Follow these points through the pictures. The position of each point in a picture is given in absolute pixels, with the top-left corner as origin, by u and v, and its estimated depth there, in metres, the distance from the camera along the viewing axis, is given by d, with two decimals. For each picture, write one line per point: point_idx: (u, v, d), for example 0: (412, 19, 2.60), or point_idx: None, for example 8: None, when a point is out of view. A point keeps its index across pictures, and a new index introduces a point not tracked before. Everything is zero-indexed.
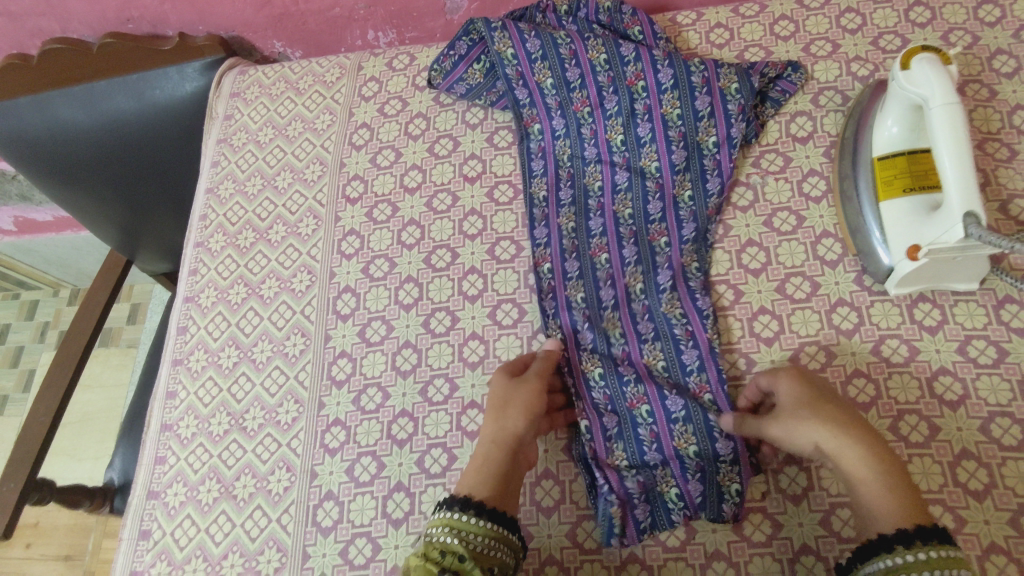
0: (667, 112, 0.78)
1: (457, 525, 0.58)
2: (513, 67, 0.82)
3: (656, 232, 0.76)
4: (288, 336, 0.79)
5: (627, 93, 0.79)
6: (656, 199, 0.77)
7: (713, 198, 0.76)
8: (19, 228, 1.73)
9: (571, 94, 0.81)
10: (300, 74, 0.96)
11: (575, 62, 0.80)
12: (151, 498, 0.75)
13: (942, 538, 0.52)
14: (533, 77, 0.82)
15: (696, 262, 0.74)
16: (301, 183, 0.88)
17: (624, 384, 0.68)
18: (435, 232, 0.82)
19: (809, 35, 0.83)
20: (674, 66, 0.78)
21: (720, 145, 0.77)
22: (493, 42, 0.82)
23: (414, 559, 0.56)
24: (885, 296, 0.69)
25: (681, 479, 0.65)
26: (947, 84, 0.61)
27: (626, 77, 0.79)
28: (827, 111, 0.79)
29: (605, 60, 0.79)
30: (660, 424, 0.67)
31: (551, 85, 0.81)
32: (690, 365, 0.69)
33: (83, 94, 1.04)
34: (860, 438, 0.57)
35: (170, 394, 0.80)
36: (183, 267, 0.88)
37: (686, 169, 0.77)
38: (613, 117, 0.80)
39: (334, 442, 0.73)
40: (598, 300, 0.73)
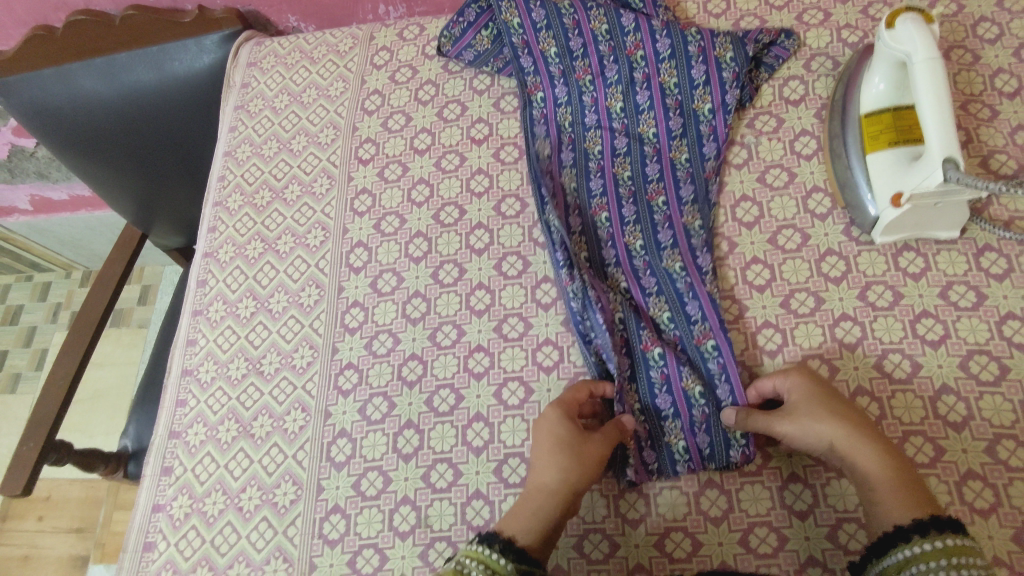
0: (665, 81, 0.82)
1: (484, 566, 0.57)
2: (519, 35, 0.86)
3: (654, 192, 0.79)
4: (303, 288, 0.83)
5: (627, 62, 0.83)
6: (653, 162, 0.80)
7: (710, 161, 0.80)
8: (35, 208, 1.76)
9: (574, 63, 0.84)
10: (314, 45, 1.00)
11: (577, 32, 0.84)
12: (172, 437, 0.78)
13: (955, 527, 0.53)
14: (538, 46, 0.85)
15: (699, 221, 0.77)
16: (315, 146, 0.92)
17: (637, 330, 0.71)
18: (444, 191, 0.86)
19: (802, 5, 0.87)
20: (672, 37, 0.81)
21: (715, 111, 0.81)
22: (500, 11, 0.85)
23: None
24: (871, 245, 0.73)
25: (688, 433, 0.68)
26: (929, 40, 0.65)
27: (626, 46, 0.82)
28: (818, 75, 0.83)
29: (606, 30, 0.83)
30: (670, 367, 0.70)
31: (555, 54, 0.85)
32: (694, 315, 0.72)
33: (105, 65, 1.08)
34: (866, 436, 0.61)
35: (190, 341, 0.84)
36: (202, 224, 0.92)
37: (682, 135, 0.81)
38: (613, 85, 0.83)
39: (347, 384, 0.77)
40: (602, 257, 0.76)
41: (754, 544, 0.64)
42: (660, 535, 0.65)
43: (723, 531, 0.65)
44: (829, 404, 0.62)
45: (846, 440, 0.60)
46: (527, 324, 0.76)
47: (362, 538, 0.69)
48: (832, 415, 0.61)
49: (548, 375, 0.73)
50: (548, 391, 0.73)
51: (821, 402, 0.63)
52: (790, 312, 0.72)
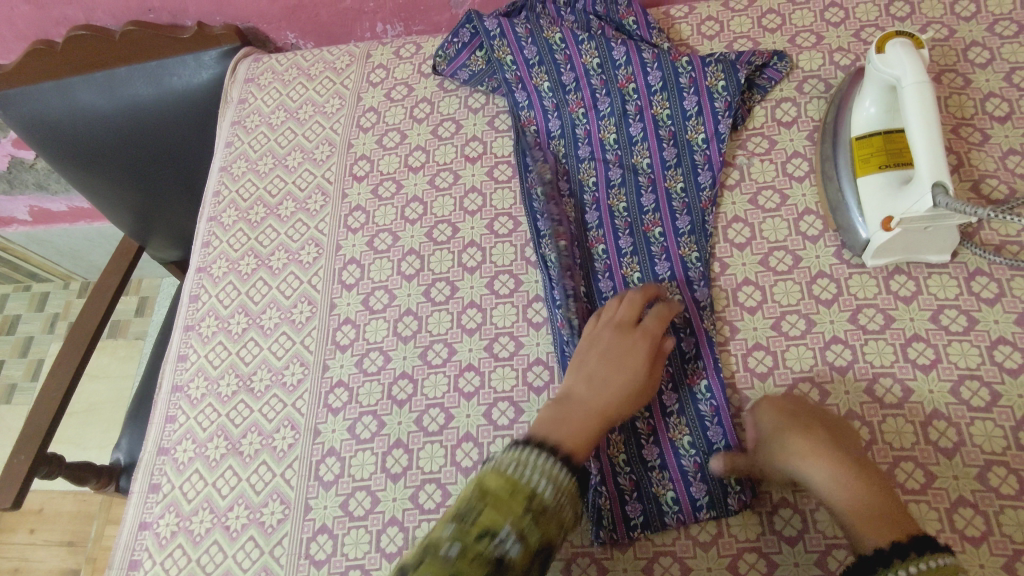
0: (658, 113, 0.82)
1: (502, 497, 0.53)
2: (513, 71, 0.87)
3: (651, 223, 0.79)
4: (296, 304, 0.83)
5: (619, 95, 0.83)
6: (648, 192, 0.80)
7: (705, 191, 0.79)
8: (34, 219, 1.76)
9: (567, 96, 0.85)
10: (312, 62, 1.00)
11: (569, 66, 0.85)
12: (161, 454, 0.78)
13: (931, 548, 0.51)
14: (531, 81, 0.86)
15: (696, 252, 0.76)
16: (310, 162, 0.92)
17: None
18: (437, 208, 0.86)
19: (794, 28, 0.87)
20: (663, 68, 0.82)
21: (709, 141, 0.81)
22: (494, 49, 0.87)
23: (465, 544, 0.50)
24: (862, 268, 0.73)
25: (679, 484, 0.67)
26: (920, 65, 0.65)
27: (618, 79, 0.83)
28: (811, 98, 0.83)
29: (598, 64, 0.84)
30: (657, 417, 0.70)
31: (548, 88, 0.86)
32: (688, 353, 0.72)
33: (105, 81, 1.09)
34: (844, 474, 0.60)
35: (181, 356, 0.83)
36: (196, 239, 0.92)
37: (677, 164, 0.81)
38: (606, 118, 0.84)
39: (337, 402, 0.76)
40: (599, 290, 0.77)
41: (743, 570, 0.63)
42: (648, 560, 0.65)
43: (712, 556, 0.64)
44: (798, 441, 0.62)
45: (825, 477, 0.60)
46: (518, 343, 0.76)
47: (349, 559, 0.69)
48: (795, 455, 0.61)
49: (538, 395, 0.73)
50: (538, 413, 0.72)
51: (786, 438, 0.62)
52: (781, 334, 0.72)
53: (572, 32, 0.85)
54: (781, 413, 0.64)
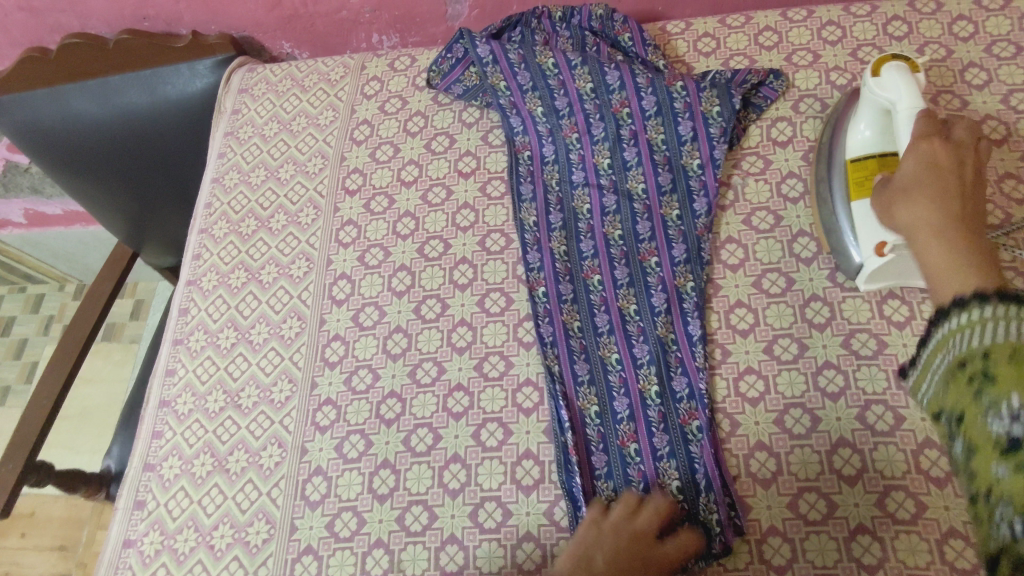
0: (652, 138, 0.82)
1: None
2: (506, 97, 0.87)
3: (647, 252, 0.78)
4: (285, 320, 0.82)
5: (613, 120, 0.83)
6: (644, 220, 0.80)
7: (701, 218, 0.78)
8: (30, 221, 1.76)
9: (561, 121, 0.85)
10: (306, 73, 1.00)
11: (563, 92, 0.85)
12: (147, 470, 0.77)
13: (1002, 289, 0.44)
14: (525, 106, 0.86)
15: (691, 282, 0.76)
16: (302, 175, 0.92)
17: (617, 421, 0.71)
18: (429, 224, 0.85)
19: (791, 46, 0.87)
20: (657, 93, 0.82)
21: (704, 166, 0.80)
22: (487, 76, 0.87)
23: None
24: (856, 292, 0.73)
25: (665, 529, 0.66)
26: (914, 91, 0.65)
27: (612, 104, 0.83)
28: (806, 117, 0.83)
29: (591, 89, 0.83)
30: (647, 461, 0.69)
31: (542, 114, 0.86)
32: (680, 392, 0.71)
33: (98, 88, 1.08)
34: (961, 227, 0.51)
35: (169, 371, 0.83)
36: (187, 252, 0.91)
37: (672, 190, 0.80)
38: (600, 143, 0.83)
39: (325, 420, 0.76)
40: (594, 324, 0.76)
41: None
42: None
43: None
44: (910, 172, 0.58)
45: (923, 220, 0.54)
46: (508, 362, 0.75)
47: None
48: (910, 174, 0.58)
49: (527, 417, 0.72)
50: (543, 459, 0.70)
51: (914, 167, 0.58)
52: (772, 358, 0.71)
53: (565, 57, 0.84)
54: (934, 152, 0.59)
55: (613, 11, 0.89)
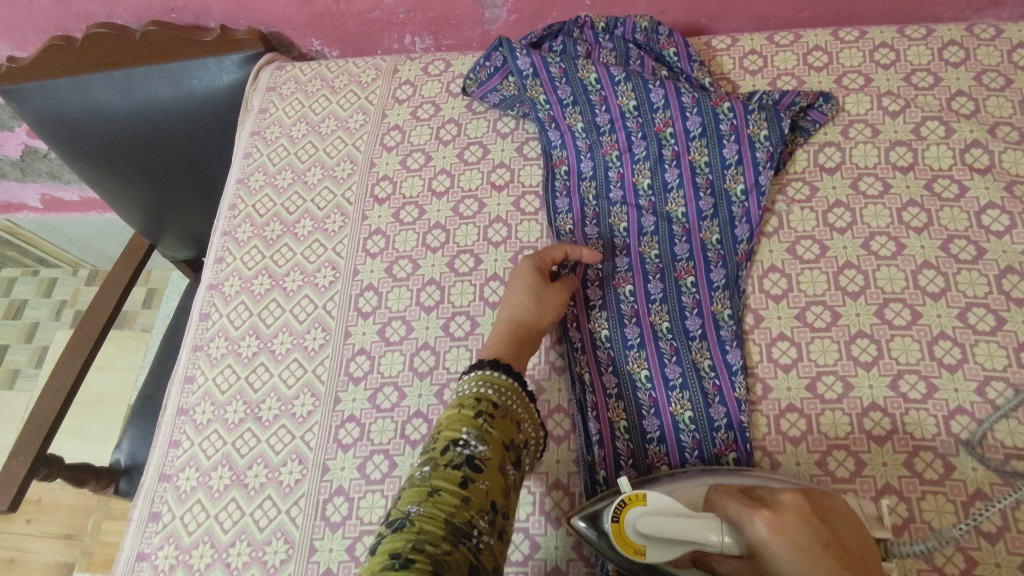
0: (696, 159, 0.79)
1: (455, 416, 0.57)
2: (545, 111, 0.84)
3: (683, 270, 0.76)
4: (309, 330, 0.80)
5: (655, 139, 0.80)
6: (683, 242, 0.77)
7: (742, 244, 0.76)
8: (45, 206, 1.74)
9: (601, 138, 0.82)
10: (336, 73, 0.97)
11: (604, 108, 0.82)
12: (163, 481, 0.75)
13: None
14: (565, 121, 0.83)
15: (728, 308, 0.73)
16: (330, 180, 0.89)
17: (647, 441, 0.69)
18: (460, 237, 0.82)
19: (842, 67, 0.84)
20: (703, 114, 0.79)
21: (748, 192, 0.77)
22: (526, 89, 0.84)
23: (451, 409, 0.58)
24: (905, 330, 0.70)
25: None
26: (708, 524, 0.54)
27: (655, 123, 0.80)
28: (856, 143, 0.80)
29: (634, 107, 0.81)
30: None
31: (582, 129, 0.83)
32: (717, 421, 0.68)
33: (122, 79, 1.06)
34: (831, 562, 0.47)
35: (188, 378, 0.81)
36: (210, 254, 0.89)
37: (713, 216, 0.78)
38: (641, 161, 0.80)
39: (347, 438, 0.73)
40: (624, 336, 0.73)
41: None
42: None
43: None
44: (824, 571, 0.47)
45: None
46: (538, 386, 0.73)
47: None
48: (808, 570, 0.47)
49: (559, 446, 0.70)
50: (558, 463, 0.70)
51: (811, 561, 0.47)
52: (816, 397, 0.68)
53: (608, 71, 0.81)
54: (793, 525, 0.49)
55: (658, 25, 0.86)
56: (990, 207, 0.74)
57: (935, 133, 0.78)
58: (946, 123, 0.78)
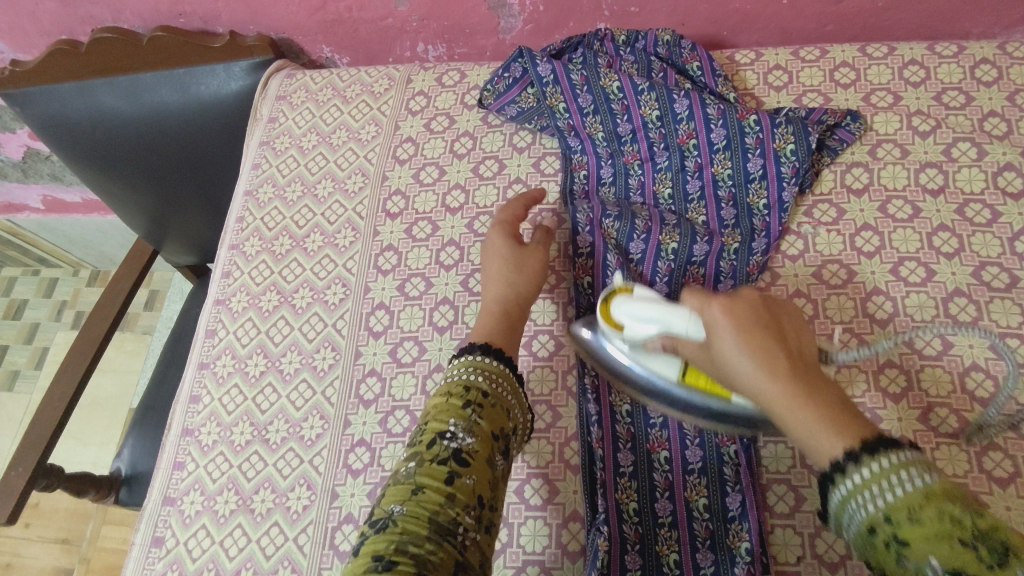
0: (718, 172, 0.77)
1: (442, 407, 0.55)
2: (564, 120, 0.82)
3: (693, 276, 0.73)
4: (318, 349, 0.78)
5: (678, 151, 0.78)
6: (703, 241, 0.74)
7: (757, 256, 0.74)
8: (47, 207, 1.71)
9: (622, 147, 0.80)
10: (348, 82, 0.95)
11: (626, 117, 0.80)
12: (167, 504, 0.73)
13: (885, 441, 0.43)
14: (585, 130, 0.81)
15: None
16: (341, 193, 0.87)
17: (649, 426, 0.69)
18: (475, 255, 0.80)
19: (869, 85, 0.82)
20: (728, 126, 0.77)
21: (770, 208, 0.75)
22: (545, 97, 0.82)
23: (437, 398, 0.56)
24: (936, 361, 0.67)
25: (685, 548, 0.63)
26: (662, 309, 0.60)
27: (678, 134, 0.78)
28: (885, 164, 0.77)
29: (657, 117, 0.79)
30: (676, 474, 0.66)
31: (603, 138, 0.81)
32: None
33: (129, 84, 1.04)
34: (761, 339, 0.50)
35: (193, 398, 0.78)
36: (216, 268, 0.87)
37: (734, 226, 0.76)
38: (663, 172, 0.78)
39: (357, 463, 0.71)
40: None
41: None
42: None
43: None
44: (747, 336, 0.50)
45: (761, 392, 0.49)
46: (555, 413, 0.71)
47: None
48: (736, 338, 0.51)
49: (575, 475, 0.67)
50: (574, 493, 0.67)
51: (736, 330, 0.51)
52: None
53: (631, 80, 0.79)
54: (732, 304, 0.53)
55: (680, 37, 0.84)
56: None
57: (966, 155, 0.76)
58: (978, 145, 0.76)
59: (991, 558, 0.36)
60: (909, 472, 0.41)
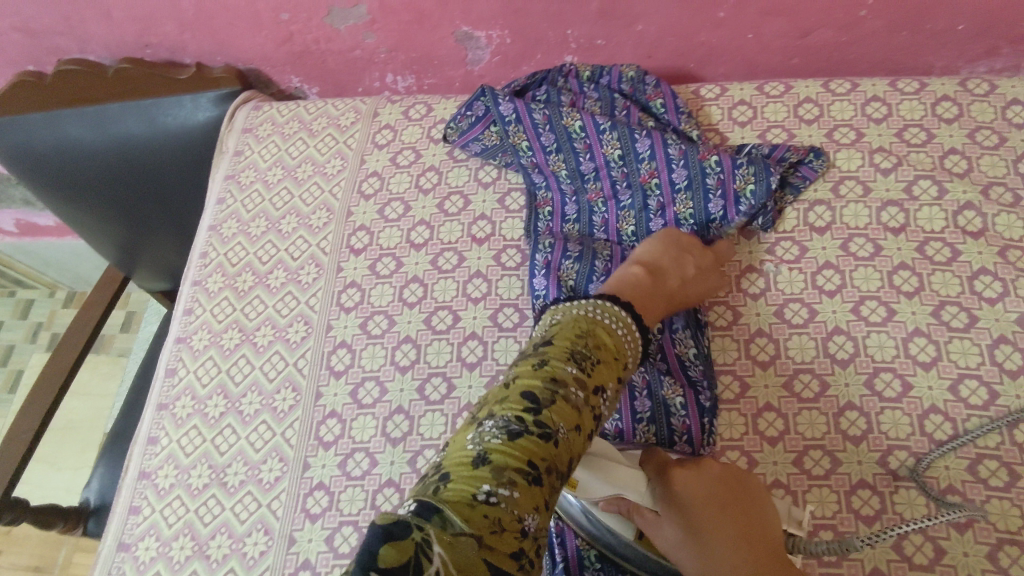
0: (680, 213, 0.77)
1: (605, 363, 0.49)
2: (528, 157, 0.82)
3: None
4: (278, 390, 0.77)
5: (640, 191, 0.78)
6: None
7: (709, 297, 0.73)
8: (21, 230, 1.70)
9: (585, 185, 0.80)
10: (314, 115, 0.94)
11: (589, 155, 0.80)
12: (121, 550, 0.72)
13: None
14: (548, 167, 0.81)
15: (693, 350, 0.71)
16: (305, 228, 0.86)
17: None
18: (438, 292, 0.80)
19: (832, 121, 0.82)
20: (689, 166, 0.76)
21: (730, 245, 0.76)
22: (509, 135, 0.82)
23: (603, 341, 0.50)
24: (896, 403, 0.67)
25: None
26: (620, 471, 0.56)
27: (639, 174, 0.78)
28: (847, 201, 0.78)
29: (619, 156, 0.78)
30: None
31: (566, 175, 0.81)
32: None
33: (94, 116, 1.01)
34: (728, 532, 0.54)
35: (151, 439, 0.77)
36: (179, 305, 0.86)
37: None
38: (626, 210, 0.78)
39: (316, 507, 0.70)
40: None
41: None
42: None
43: None
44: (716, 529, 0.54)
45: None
46: None
47: None
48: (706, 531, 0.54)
49: None
50: None
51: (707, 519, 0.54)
52: (803, 473, 0.66)
53: (594, 119, 0.79)
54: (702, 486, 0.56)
55: (645, 74, 0.84)
56: (983, 272, 0.71)
57: (927, 192, 0.76)
58: (939, 183, 0.76)
59: None
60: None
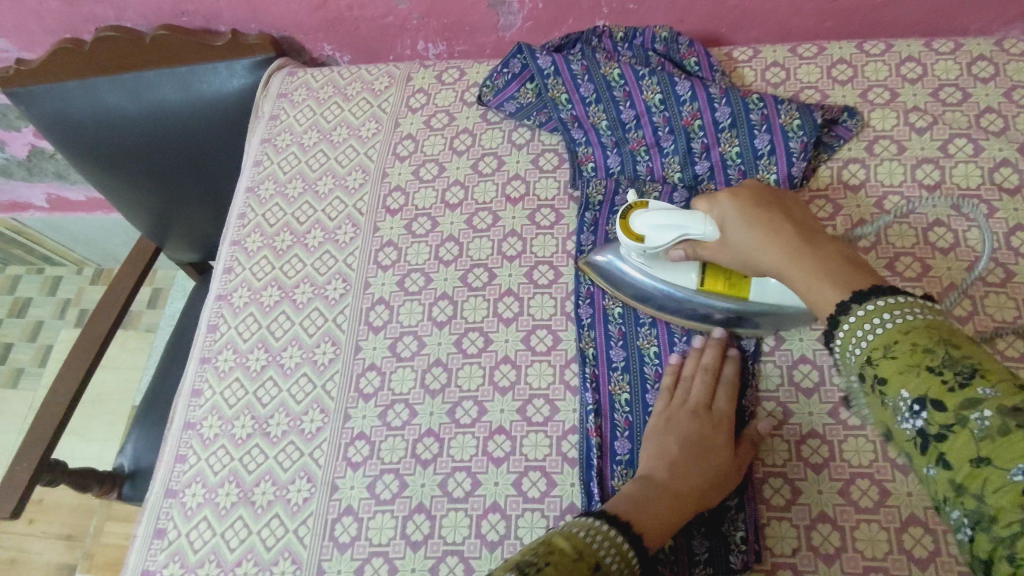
0: (726, 151, 0.78)
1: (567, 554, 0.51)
2: (567, 111, 0.83)
3: None
4: (319, 344, 0.79)
5: (683, 133, 0.79)
6: None
7: None
8: (52, 205, 1.73)
9: (627, 134, 0.81)
10: (348, 80, 0.96)
11: (629, 103, 0.80)
12: (168, 497, 0.74)
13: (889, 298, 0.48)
14: (588, 120, 0.82)
15: None
16: (341, 190, 0.88)
17: (647, 413, 0.70)
18: (474, 250, 0.81)
19: (866, 82, 0.82)
20: (732, 104, 0.77)
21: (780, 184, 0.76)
22: (546, 89, 0.83)
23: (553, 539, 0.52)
24: None
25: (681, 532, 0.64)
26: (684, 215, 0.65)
27: (682, 116, 0.79)
28: (882, 160, 0.78)
29: (660, 100, 0.79)
30: None
31: (607, 127, 0.81)
32: None
33: (133, 83, 1.05)
34: (771, 220, 0.59)
35: (195, 392, 0.79)
36: (218, 264, 0.87)
37: None
38: (669, 156, 0.79)
39: (357, 456, 0.72)
40: (636, 314, 0.74)
41: None
42: None
43: None
44: (760, 219, 0.60)
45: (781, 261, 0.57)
46: (553, 407, 0.71)
47: None
48: (760, 236, 0.59)
49: (573, 468, 0.68)
50: (570, 485, 0.67)
51: (752, 223, 0.60)
52: (839, 423, 0.66)
53: (631, 67, 0.80)
54: (745, 203, 0.61)
55: (678, 33, 0.84)
56: (1019, 228, 0.72)
57: (963, 151, 0.76)
58: (975, 141, 0.76)
59: (956, 380, 0.42)
60: (894, 313, 0.47)
